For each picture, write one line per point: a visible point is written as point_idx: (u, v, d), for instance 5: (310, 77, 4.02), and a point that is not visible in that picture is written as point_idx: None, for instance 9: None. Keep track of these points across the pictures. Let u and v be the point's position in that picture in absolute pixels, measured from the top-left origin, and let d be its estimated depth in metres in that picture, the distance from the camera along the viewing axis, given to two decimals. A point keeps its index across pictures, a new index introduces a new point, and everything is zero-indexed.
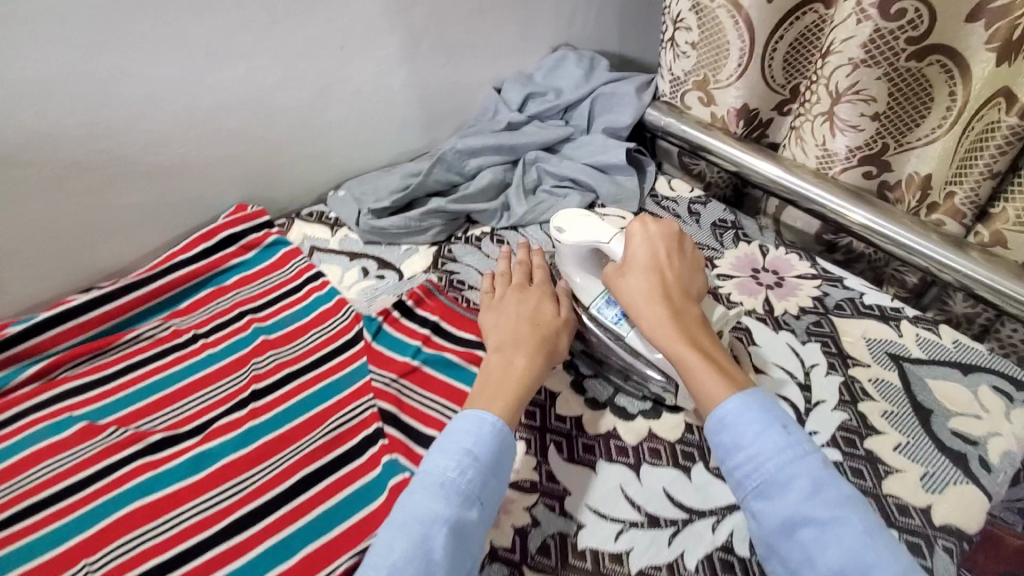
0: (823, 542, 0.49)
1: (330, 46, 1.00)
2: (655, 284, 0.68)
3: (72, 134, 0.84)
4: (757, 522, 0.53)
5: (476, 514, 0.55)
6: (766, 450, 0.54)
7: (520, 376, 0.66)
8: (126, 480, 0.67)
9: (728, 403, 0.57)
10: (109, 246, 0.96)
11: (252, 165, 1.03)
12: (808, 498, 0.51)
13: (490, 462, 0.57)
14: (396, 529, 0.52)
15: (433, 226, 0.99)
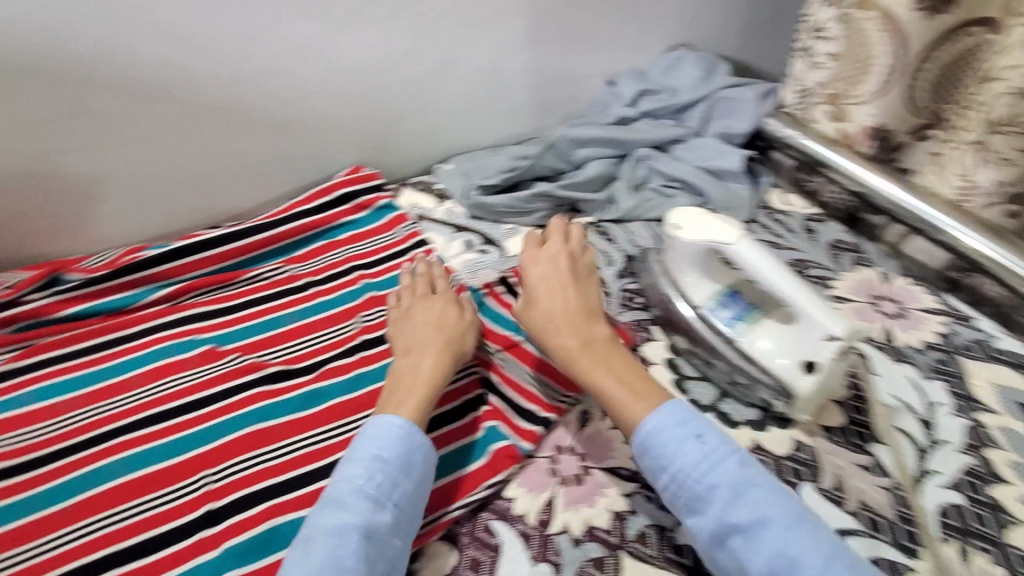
0: (750, 545, 0.53)
1: (460, 22, 1.01)
2: (553, 310, 0.72)
3: (215, 80, 0.86)
4: (693, 534, 0.57)
5: (389, 514, 0.56)
6: (685, 464, 0.58)
7: (430, 378, 0.67)
8: (244, 403, 0.71)
9: (646, 428, 0.61)
10: (233, 192, 0.98)
11: (368, 130, 1.04)
12: (726, 507, 0.55)
13: (401, 463, 0.59)
14: (311, 540, 0.54)
15: (539, 209, 1.00)
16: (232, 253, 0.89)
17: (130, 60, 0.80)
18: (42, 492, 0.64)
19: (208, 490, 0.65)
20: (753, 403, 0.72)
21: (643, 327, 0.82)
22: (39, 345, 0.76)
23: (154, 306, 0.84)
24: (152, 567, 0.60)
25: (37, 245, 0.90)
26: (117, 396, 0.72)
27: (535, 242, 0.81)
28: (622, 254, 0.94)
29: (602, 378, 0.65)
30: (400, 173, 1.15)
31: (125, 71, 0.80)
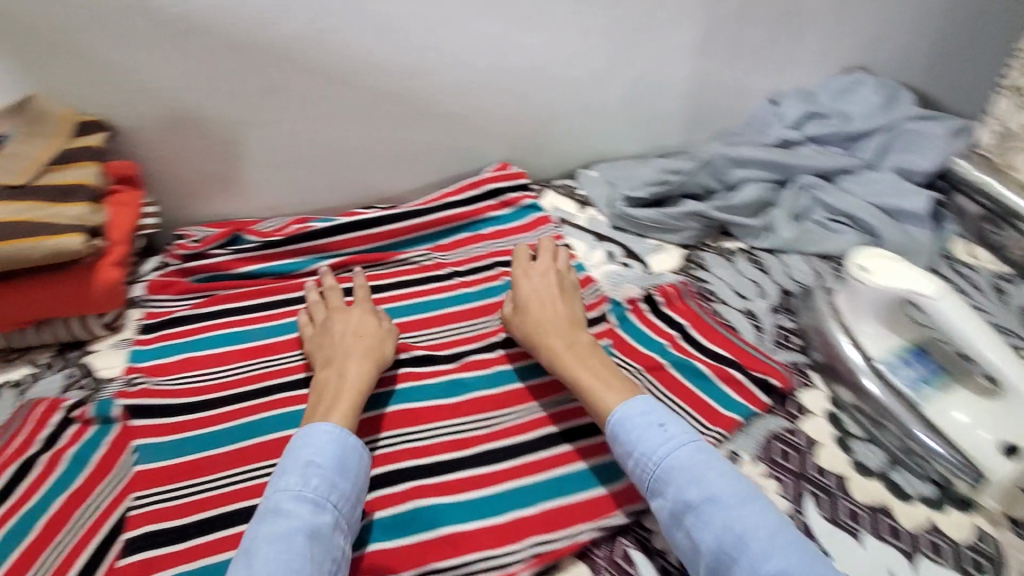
0: (703, 522, 0.54)
1: (632, 28, 0.98)
2: (536, 313, 0.75)
3: (397, 69, 0.90)
4: (655, 516, 0.59)
5: (333, 513, 0.55)
6: (648, 447, 0.59)
7: (357, 384, 0.67)
8: (394, 380, 0.74)
9: (613, 419, 0.63)
10: (387, 175, 1.02)
11: (522, 128, 1.05)
12: (681, 485, 0.56)
13: (335, 466, 0.58)
14: (255, 553, 0.51)
15: (687, 229, 0.95)
16: (386, 235, 0.93)
17: (328, 46, 0.85)
18: (212, 433, 0.70)
19: None
20: (928, 479, 0.65)
21: (799, 372, 0.77)
22: (216, 296, 0.85)
23: (314, 274, 0.90)
24: None
25: (215, 206, 0.98)
26: (282, 354, 0.79)
27: (522, 254, 0.83)
28: (777, 288, 0.88)
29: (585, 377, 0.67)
30: (543, 174, 1.14)
31: (320, 56, 0.86)
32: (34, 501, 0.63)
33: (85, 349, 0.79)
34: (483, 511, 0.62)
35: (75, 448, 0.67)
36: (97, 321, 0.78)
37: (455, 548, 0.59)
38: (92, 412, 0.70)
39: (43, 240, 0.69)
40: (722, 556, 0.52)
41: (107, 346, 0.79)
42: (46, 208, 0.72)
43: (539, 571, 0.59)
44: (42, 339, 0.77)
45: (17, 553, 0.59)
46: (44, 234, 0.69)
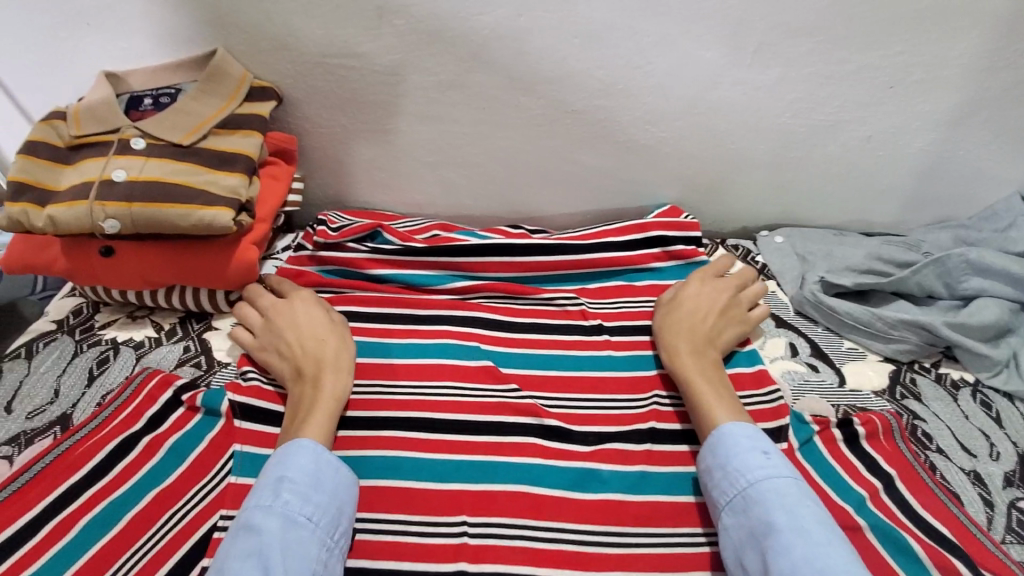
0: (782, 547, 0.47)
1: (880, 81, 0.80)
2: (676, 310, 0.71)
3: (588, 84, 0.79)
4: (727, 536, 0.52)
5: (308, 527, 0.50)
6: (746, 466, 0.53)
7: (333, 399, 0.61)
8: (518, 451, 0.63)
9: (719, 431, 0.57)
10: (544, 197, 0.94)
11: (707, 172, 0.90)
12: (769, 507, 0.50)
13: (308, 480, 0.52)
14: (220, 572, 0.46)
15: (900, 339, 0.76)
16: (533, 266, 0.82)
17: (521, 48, 0.75)
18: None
19: (463, 543, 0.56)
20: None
21: None
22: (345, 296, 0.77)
23: (447, 293, 0.80)
24: None
25: (364, 191, 0.92)
26: (396, 380, 0.68)
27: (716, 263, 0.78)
28: (1013, 449, 0.67)
29: (699, 389, 0.62)
30: (713, 225, 0.99)
31: (510, 60, 0.76)
32: (124, 491, 0.57)
33: (208, 323, 0.74)
34: None
35: (178, 436, 0.62)
36: (225, 297, 0.73)
37: None
38: (200, 402, 0.64)
39: (196, 209, 0.64)
40: None
41: (229, 326, 0.74)
42: (203, 172, 0.67)
43: None
44: (170, 304, 0.73)
45: (94, 551, 0.53)
46: (197, 202, 0.65)
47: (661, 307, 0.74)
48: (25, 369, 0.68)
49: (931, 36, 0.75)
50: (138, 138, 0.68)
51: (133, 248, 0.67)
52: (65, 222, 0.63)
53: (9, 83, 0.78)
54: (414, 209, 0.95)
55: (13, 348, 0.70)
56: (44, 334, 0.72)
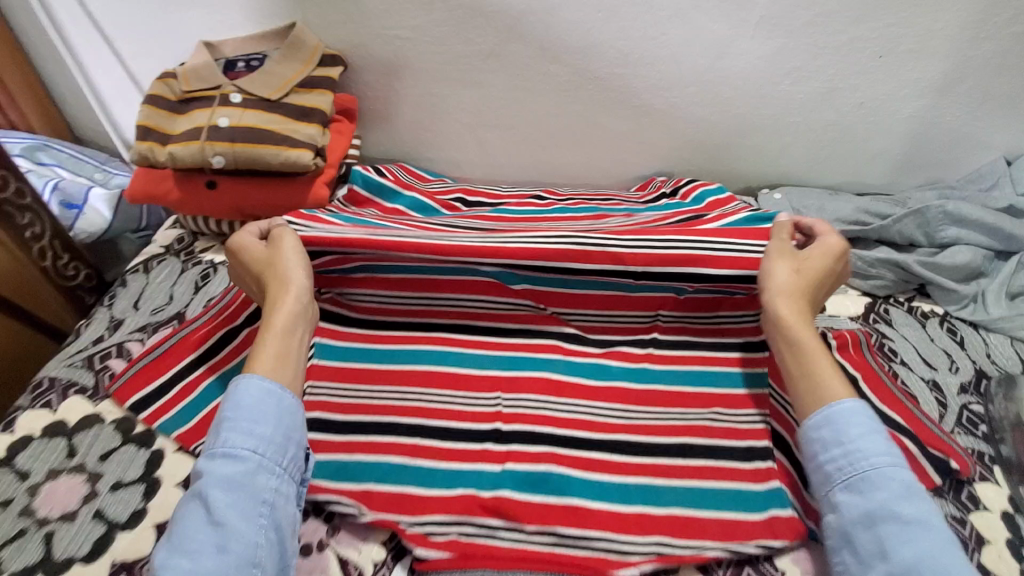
0: (905, 538, 0.47)
1: (871, 51, 0.90)
2: (801, 273, 0.65)
3: (610, 53, 0.91)
4: (836, 510, 0.52)
5: (253, 459, 0.51)
6: (868, 450, 0.52)
7: (277, 332, 0.60)
8: (545, 350, 0.75)
9: (841, 402, 0.55)
10: (568, 156, 1.06)
11: (713, 134, 1.02)
12: (895, 495, 0.49)
13: (248, 413, 0.53)
14: (181, 512, 0.49)
15: (878, 276, 0.87)
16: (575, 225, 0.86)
17: (553, 22, 0.87)
18: (375, 351, 0.74)
19: (499, 410, 0.68)
20: None
21: (982, 462, 0.69)
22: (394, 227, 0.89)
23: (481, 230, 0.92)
24: (445, 452, 0.65)
25: (411, 148, 1.07)
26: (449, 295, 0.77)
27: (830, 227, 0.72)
28: (972, 366, 0.78)
29: (813, 362, 0.59)
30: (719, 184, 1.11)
31: (543, 31, 0.89)
32: (235, 364, 0.72)
33: None
34: (610, 496, 0.61)
35: None
36: None
37: (579, 519, 0.59)
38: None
39: (285, 150, 0.79)
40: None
41: None
42: (288, 123, 0.82)
43: (659, 568, 0.57)
44: None
45: (216, 403, 0.68)
46: (285, 145, 0.80)
47: (780, 258, 0.67)
48: (145, 280, 0.84)
49: (915, 10, 0.85)
50: (236, 94, 0.83)
51: (233, 183, 0.83)
52: (183, 157, 0.79)
53: (124, 51, 0.94)
54: (453, 166, 1.09)
55: (133, 265, 0.86)
56: (155, 256, 0.88)
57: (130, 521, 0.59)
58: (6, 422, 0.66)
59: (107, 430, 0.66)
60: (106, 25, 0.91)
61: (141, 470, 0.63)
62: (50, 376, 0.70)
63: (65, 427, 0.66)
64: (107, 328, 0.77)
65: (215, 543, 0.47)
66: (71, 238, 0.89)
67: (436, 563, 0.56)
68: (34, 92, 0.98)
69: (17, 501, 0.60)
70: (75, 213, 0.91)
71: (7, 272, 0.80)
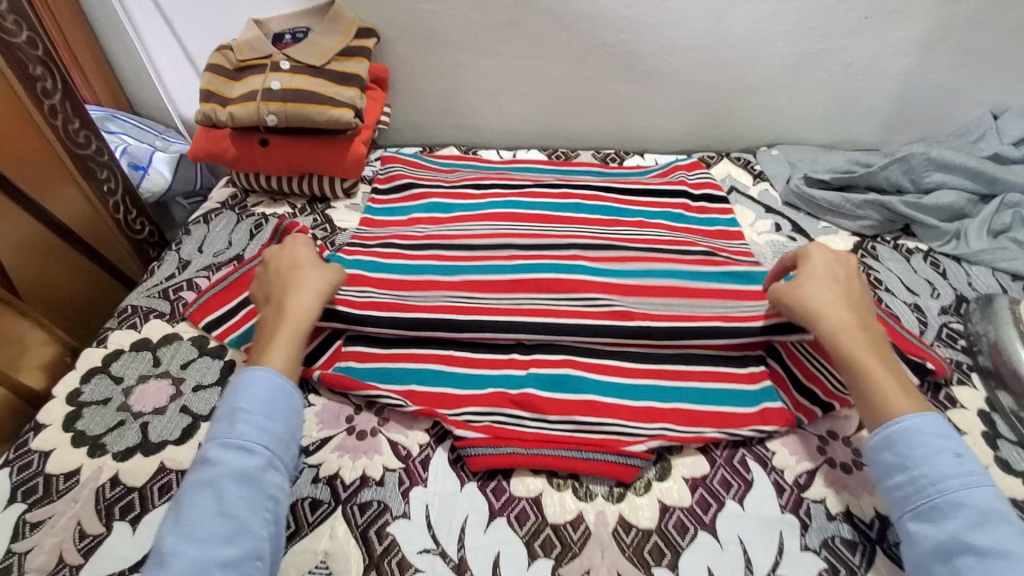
0: (982, 569, 0.47)
1: (858, 12, 0.98)
2: (823, 288, 0.66)
3: (618, 21, 1.00)
4: (910, 541, 0.52)
5: (264, 455, 0.56)
6: (937, 475, 0.52)
7: (296, 324, 0.66)
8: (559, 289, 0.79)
9: (911, 418, 0.56)
10: (579, 120, 1.16)
11: (714, 97, 1.10)
12: (969, 524, 0.49)
13: (261, 411, 0.58)
14: (183, 500, 0.52)
15: (866, 217, 0.94)
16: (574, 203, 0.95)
17: None
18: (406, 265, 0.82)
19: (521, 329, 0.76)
20: None
21: (960, 370, 0.76)
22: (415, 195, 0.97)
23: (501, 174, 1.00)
24: (475, 361, 0.73)
25: (437, 116, 1.17)
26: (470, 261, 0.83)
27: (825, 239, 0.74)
28: (953, 292, 0.86)
29: (874, 357, 0.61)
30: (721, 145, 1.19)
31: (556, 2, 0.98)
32: None
33: (328, 204, 1.00)
34: (621, 392, 0.70)
35: None
36: (340, 185, 0.99)
37: (596, 410, 0.67)
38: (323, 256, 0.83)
39: (329, 109, 0.90)
40: None
41: (344, 206, 1.00)
42: (330, 86, 0.92)
43: (665, 446, 0.66)
44: (301, 189, 0.99)
45: None
46: (330, 105, 0.90)
47: (787, 284, 0.69)
48: (206, 228, 0.94)
49: None
50: (285, 62, 0.93)
51: (283, 141, 0.93)
52: (240, 117, 0.89)
53: (181, 30, 1.05)
54: (475, 132, 1.19)
55: (194, 217, 0.97)
56: (212, 210, 0.98)
57: (210, 414, 0.69)
58: (100, 339, 0.77)
59: (185, 345, 0.76)
60: (166, 5, 1.02)
61: (217, 373, 0.73)
62: (132, 304, 0.81)
63: (150, 342, 0.76)
64: (177, 267, 0.87)
65: (222, 533, 0.50)
66: (139, 196, 1.00)
67: (472, 441, 0.65)
68: (101, 71, 1.10)
69: (114, 399, 0.70)
70: (140, 173, 1.02)
71: (88, 221, 0.91)
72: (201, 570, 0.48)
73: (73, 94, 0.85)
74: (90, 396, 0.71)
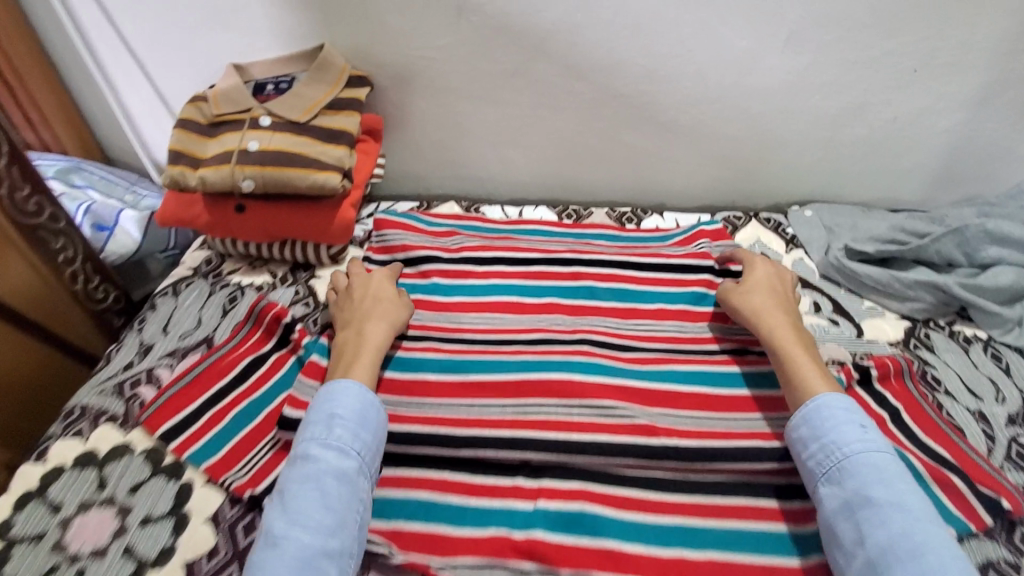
0: (879, 519, 0.53)
1: (904, 65, 0.87)
2: (759, 292, 0.75)
3: (636, 71, 0.90)
4: (822, 503, 0.58)
5: (357, 460, 0.60)
6: (842, 440, 0.59)
7: (374, 349, 0.71)
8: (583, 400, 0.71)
9: (823, 398, 0.63)
10: (591, 173, 1.05)
11: (741, 152, 1.00)
12: (866, 481, 0.56)
13: (356, 420, 0.63)
14: (285, 491, 0.57)
15: (917, 299, 0.84)
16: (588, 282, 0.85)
17: (576, 39, 0.86)
18: (403, 360, 0.75)
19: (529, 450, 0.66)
20: None
21: None
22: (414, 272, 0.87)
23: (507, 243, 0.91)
24: (475, 487, 0.64)
25: (435, 167, 1.06)
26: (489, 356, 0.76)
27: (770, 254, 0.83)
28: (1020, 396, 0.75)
29: (800, 353, 0.68)
30: (748, 202, 1.08)
31: (567, 50, 0.88)
32: (260, 393, 0.73)
33: (312, 272, 0.90)
34: (642, 536, 0.60)
35: (297, 354, 0.77)
36: (327, 251, 0.89)
37: (614, 564, 0.57)
38: (302, 344, 0.78)
39: (312, 174, 0.80)
40: (891, 555, 0.51)
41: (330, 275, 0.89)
42: (317, 145, 0.82)
43: None
44: (282, 256, 0.89)
45: (245, 432, 0.69)
46: (313, 168, 0.80)
47: (731, 287, 0.77)
48: (174, 303, 0.85)
49: (951, 21, 0.82)
50: (265, 117, 0.83)
51: (261, 207, 0.83)
52: (213, 183, 0.79)
53: (155, 72, 0.95)
54: (477, 183, 1.09)
55: (162, 288, 0.88)
56: (184, 278, 0.89)
57: (157, 559, 0.59)
58: (39, 452, 0.68)
59: (136, 462, 0.67)
60: (138, 47, 0.92)
61: (171, 501, 0.64)
62: (81, 404, 0.72)
63: (95, 457, 0.68)
64: (137, 354, 0.78)
65: (326, 525, 0.55)
66: (102, 259, 0.90)
67: None
68: (67, 114, 1.00)
69: (50, 534, 0.61)
70: (105, 234, 0.92)
71: (41, 298, 0.83)
72: (308, 558, 0.52)
73: (23, 158, 0.75)
74: (23, 529, 0.62)
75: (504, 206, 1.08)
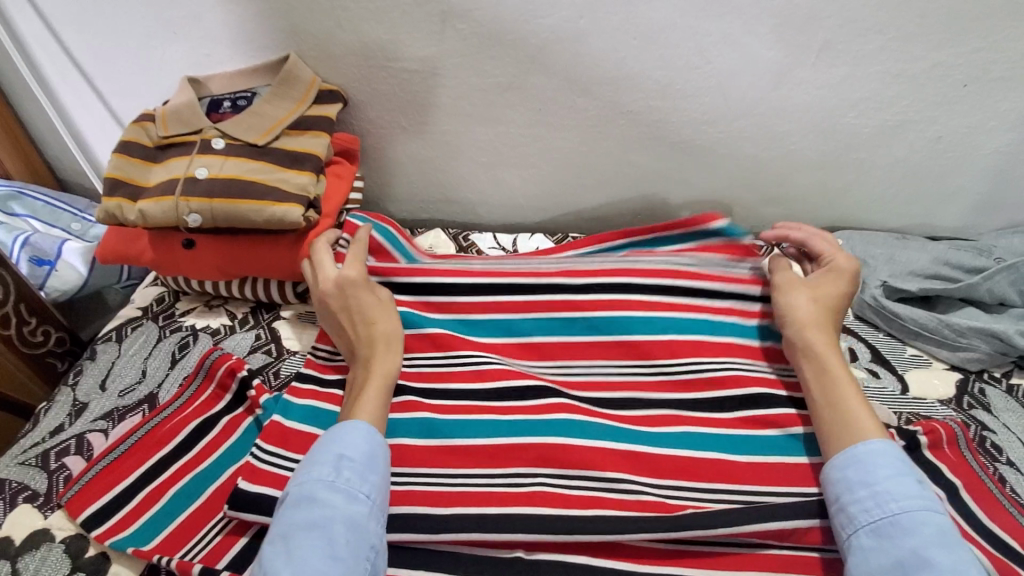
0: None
1: (955, 79, 0.76)
2: (821, 305, 0.63)
3: (647, 86, 0.79)
4: (859, 556, 0.48)
5: (367, 505, 0.51)
6: (897, 492, 0.49)
7: (382, 381, 0.62)
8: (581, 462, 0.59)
9: (870, 442, 0.53)
10: (594, 197, 0.95)
11: (763, 174, 0.89)
12: (927, 542, 0.46)
13: (368, 461, 0.54)
14: (286, 539, 0.48)
15: (969, 347, 0.73)
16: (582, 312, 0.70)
17: (579, 50, 0.76)
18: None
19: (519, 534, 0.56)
20: None
21: None
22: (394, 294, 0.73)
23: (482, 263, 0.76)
24: None
25: (421, 189, 0.96)
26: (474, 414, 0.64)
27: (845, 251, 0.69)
28: None
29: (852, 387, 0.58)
30: (767, 227, 0.98)
31: (568, 62, 0.77)
32: (206, 465, 0.62)
33: (276, 313, 0.79)
34: None
35: (254, 414, 0.66)
36: (292, 289, 0.78)
37: None
38: (261, 403, 0.66)
39: (268, 206, 0.69)
40: None
41: (296, 315, 0.79)
42: (276, 171, 0.72)
43: None
44: (242, 294, 0.79)
45: (185, 515, 0.58)
46: (271, 200, 0.70)
47: (794, 287, 0.65)
48: (116, 351, 0.75)
49: (1012, 30, 0.71)
50: (217, 140, 0.74)
51: (210, 241, 0.73)
52: (154, 216, 0.70)
53: (104, 89, 0.85)
54: (468, 207, 0.98)
55: (105, 332, 0.78)
56: (131, 320, 0.79)
57: None
58: None
59: (56, 553, 0.56)
60: (83, 60, 0.82)
61: None
62: None
63: (10, 546, 0.57)
64: (69, 415, 0.68)
65: None
66: (42, 299, 0.80)
67: None
68: (10, 133, 0.90)
69: None
70: (47, 269, 0.82)
71: None
72: None
73: None
74: None
75: (496, 233, 0.98)
